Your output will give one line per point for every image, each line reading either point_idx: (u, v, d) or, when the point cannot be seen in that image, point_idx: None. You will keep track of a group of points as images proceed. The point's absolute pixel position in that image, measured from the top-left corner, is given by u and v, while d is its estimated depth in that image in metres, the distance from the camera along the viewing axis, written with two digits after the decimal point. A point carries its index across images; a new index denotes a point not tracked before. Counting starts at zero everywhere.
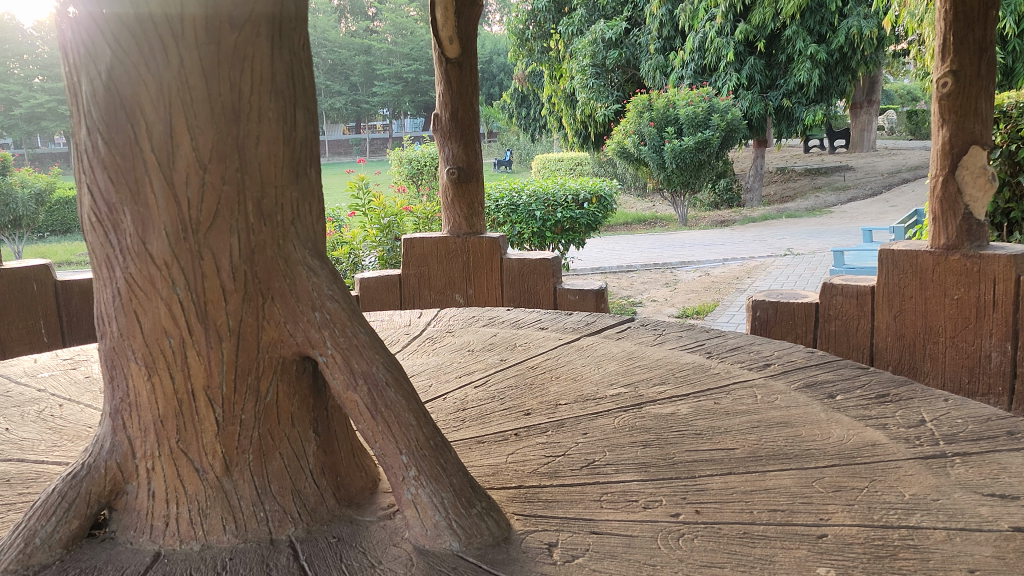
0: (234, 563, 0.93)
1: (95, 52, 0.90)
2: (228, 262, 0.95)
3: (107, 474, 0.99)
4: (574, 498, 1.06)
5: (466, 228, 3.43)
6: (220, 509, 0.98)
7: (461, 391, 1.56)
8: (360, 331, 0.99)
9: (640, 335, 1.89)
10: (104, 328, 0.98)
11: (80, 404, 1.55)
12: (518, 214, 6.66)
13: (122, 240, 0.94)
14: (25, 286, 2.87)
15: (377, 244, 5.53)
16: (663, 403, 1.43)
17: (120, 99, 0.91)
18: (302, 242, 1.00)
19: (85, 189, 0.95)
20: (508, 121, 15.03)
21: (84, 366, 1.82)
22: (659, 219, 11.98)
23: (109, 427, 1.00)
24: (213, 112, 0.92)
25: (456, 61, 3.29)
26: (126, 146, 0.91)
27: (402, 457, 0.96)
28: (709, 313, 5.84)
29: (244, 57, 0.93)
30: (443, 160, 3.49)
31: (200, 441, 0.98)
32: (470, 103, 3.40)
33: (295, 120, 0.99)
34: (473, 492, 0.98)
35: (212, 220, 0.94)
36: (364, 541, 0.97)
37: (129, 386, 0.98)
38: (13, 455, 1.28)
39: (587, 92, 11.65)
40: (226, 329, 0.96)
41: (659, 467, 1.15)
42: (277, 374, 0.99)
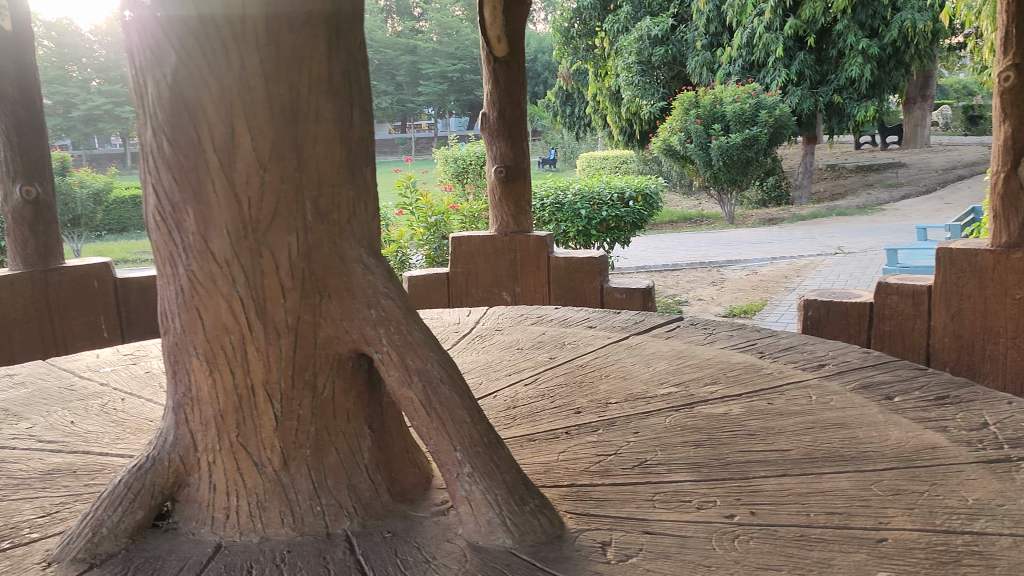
0: (292, 556, 0.95)
1: (160, 54, 0.93)
2: (286, 260, 0.97)
3: (170, 466, 1.02)
4: (627, 497, 1.06)
5: (514, 226, 3.43)
6: (278, 502, 1.00)
7: (511, 389, 1.57)
8: (415, 328, 1.00)
9: (691, 334, 1.87)
10: (167, 324, 1.01)
11: (141, 398, 1.59)
12: (564, 213, 6.66)
13: (185, 239, 0.97)
14: (87, 283, 2.95)
15: (424, 243, 5.56)
16: (715, 403, 1.42)
17: (184, 101, 0.93)
18: (358, 240, 1.01)
19: (150, 188, 0.98)
20: (553, 119, 14.99)
21: (144, 362, 1.87)
22: (705, 217, 11.88)
23: (171, 421, 1.03)
24: (273, 113, 0.94)
25: (504, 60, 3.30)
26: (190, 147, 0.94)
27: (457, 453, 0.97)
28: (757, 312, 5.77)
29: (302, 58, 0.95)
30: (490, 158, 3.50)
31: (258, 436, 1.00)
32: (517, 102, 3.40)
33: (351, 119, 1.00)
34: (527, 490, 0.98)
35: (271, 219, 0.96)
36: (419, 536, 0.98)
37: (191, 382, 1.00)
38: (78, 447, 1.33)
39: (632, 90, 11.53)
40: (284, 327, 0.98)
41: (713, 468, 1.14)
42: (334, 370, 1.01)
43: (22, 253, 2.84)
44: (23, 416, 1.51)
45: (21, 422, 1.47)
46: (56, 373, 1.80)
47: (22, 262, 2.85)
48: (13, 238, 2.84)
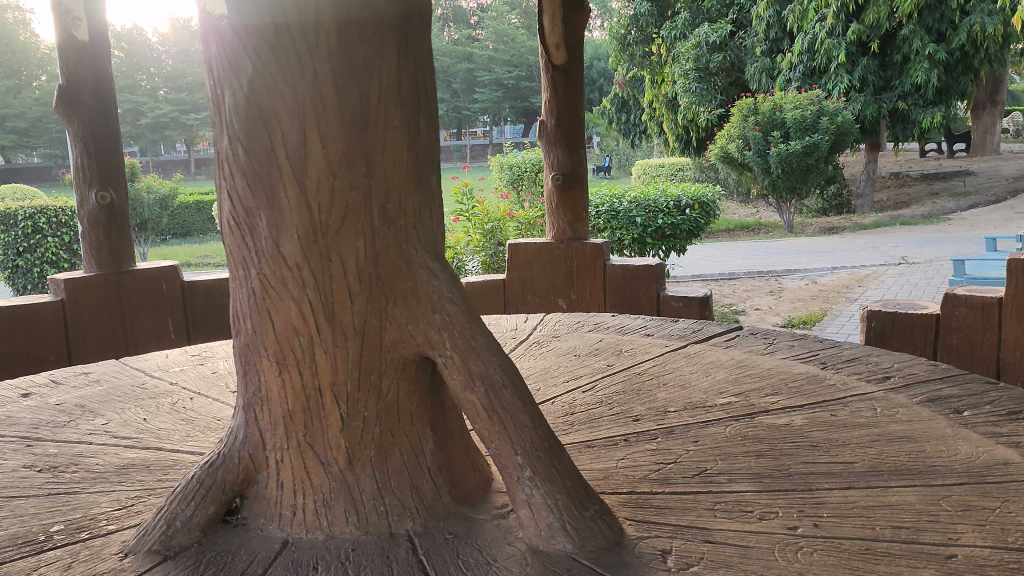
0: (357, 554, 0.97)
1: (238, 64, 0.96)
2: (354, 264, 0.99)
3: (239, 464, 1.05)
4: (687, 506, 1.05)
5: (570, 233, 3.44)
6: (343, 501, 1.02)
7: (569, 395, 1.58)
8: (478, 332, 1.01)
9: (750, 344, 1.85)
10: (239, 325, 1.04)
11: (209, 398, 1.64)
12: (619, 221, 6.63)
13: (258, 243, 1.00)
14: (156, 286, 3.05)
15: (480, 249, 5.60)
16: (777, 413, 1.40)
17: (260, 109, 0.96)
18: (423, 246, 1.03)
19: (225, 194, 1.01)
20: (608, 126, 14.90)
21: (211, 362, 1.93)
22: (763, 225, 11.73)
23: (241, 420, 1.06)
24: (343, 121, 0.97)
25: (563, 68, 3.31)
26: (264, 154, 0.97)
27: (518, 457, 0.98)
28: (817, 323, 5.65)
29: (373, 68, 0.98)
30: (548, 165, 3.51)
31: (324, 436, 1.02)
32: (576, 109, 3.41)
33: (418, 127, 1.02)
34: (587, 495, 0.98)
35: (340, 224, 0.98)
36: (479, 538, 0.99)
37: (260, 381, 1.03)
38: (150, 443, 1.38)
39: (689, 97, 11.42)
40: (351, 330, 1.00)
41: (775, 478, 1.13)
42: (398, 373, 1.03)
43: (97, 256, 2.97)
44: (99, 412, 1.58)
45: (97, 418, 1.53)
46: (129, 371, 1.88)
47: (96, 264, 2.98)
48: (89, 242, 2.98)
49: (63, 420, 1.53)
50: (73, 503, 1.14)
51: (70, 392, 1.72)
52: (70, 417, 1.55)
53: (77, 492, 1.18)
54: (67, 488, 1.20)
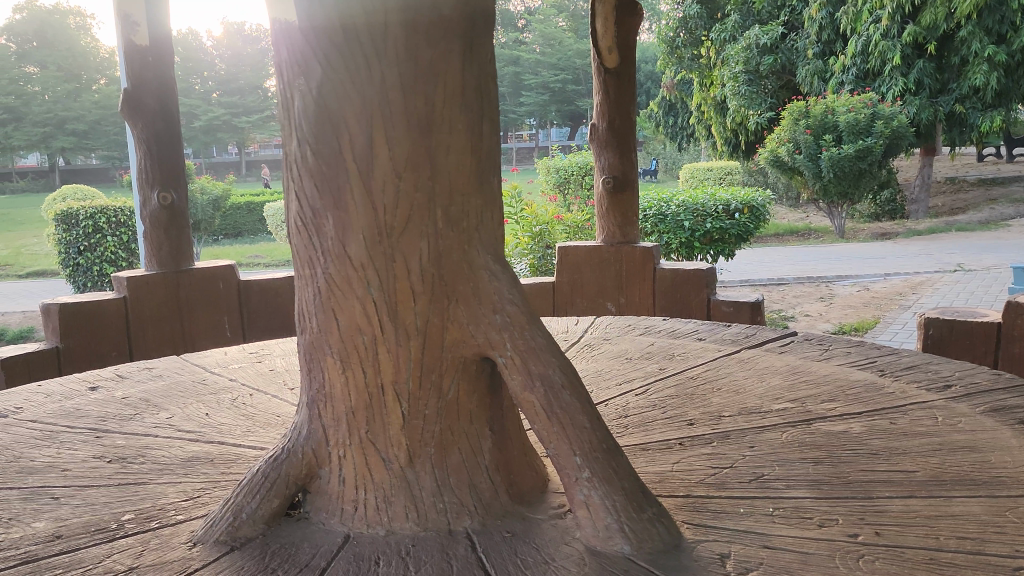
0: (417, 549, 0.98)
1: (308, 68, 0.99)
2: (417, 265, 1.01)
3: (303, 459, 1.08)
4: (745, 511, 1.05)
5: (620, 237, 3.45)
6: (403, 498, 1.04)
7: (622, 398, 1.58)
8: (538, 334, 1.02)
9: (805, 349, 1.83)
10: (305, 324, 1.07)
11: (268, 394, 1.68)
12: (666, 225, 6.60)
13: (324, 242, 1.02)
14: (213, 284, 3.12)
15: (529, 252, 5.61)
16: (835, 420, 1.39)
17: (328, 112, 0.99)
18: (485, 248, 1.05)
19: (293, 196, 1.04)
20: (655, 129, 14.76)
21: (268, 360, 1.97)
22: (813, 231, 11.57)
23: (305, 416, 1.09)
24: (409, 124, 0.99)
25: (615, 72, 3.31)
26: (332, 157, 1.00)
27: (576, 458, 0.99)
28: (869, 330, 5.55)
29: (437, 73, 0.99)
30: (599, 169, 3.51)
31: (386, 433, 1.05)
32: (627, 112, 3.40)
33: (481, 131, 1.04)
34: (645, 498, 0.98)
35: (405, 225, 1.00)
36: (537, 537, 1.00)
37: (325, 379, 1.06)
38: (214, 437, 1.41)
39: (738, 100, 11.24)
40: (414, 329, 1.02)
41: (834, 486, 1.12)
42: (459, 373, 1.04)
43: (157, 255, 3.05)
44: (164, 407, 1.62)
45: (162, 412, 1.58)
46: (190, 367, 1.93)
47: (155, 263, 3.05)
48: (150, 242, 3.06)
49: (129, 413, 1.58)
50: (141, 493, 1.18)
51: (135, 386, 1.78)
52: (137, 411, 1.60)
53: (145, 483, 1.22)
54: (136, 478, 1.24)
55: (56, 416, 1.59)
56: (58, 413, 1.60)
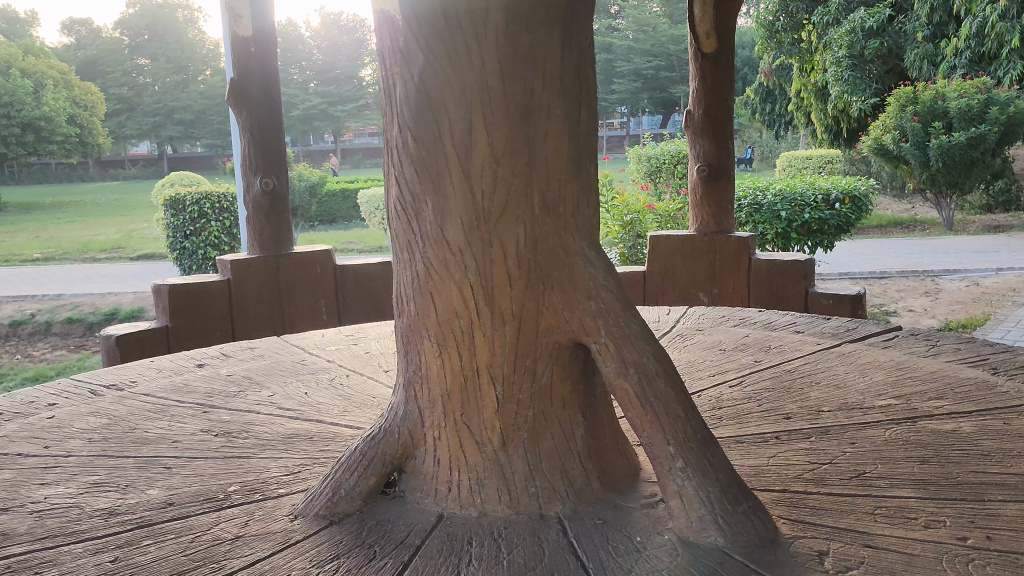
0: (509, 532, 0.99)
1: (410, 56, 1.01)
2: (514, 250, 1.02)
3: (399, 439, 1.10)
4: (845, 508, 1.02)
5: (715, 227, 3.37)
6: (496, 481, 1.05)
7: (716, 390, 1.55)
8: (633, 321, 1.02)
9: (911, 345, 1.76)
10: (403, 307, 1.09)
11: (364, 376, 1.73)
12: (762, 215, 6.43)
13: (423, 227, 1.04)
14: (311, 269, 3.22)
15: (619, 241, 5.56)
16: (942, 419, 1.33)
17: (428, 98, 1.00)
18: (581, 234, 1.05)
19: (393, 181, 1.06)
20: (751, 117, 14.30)
21: (363, 343, 2.02)
22: (919, 222, 11.10)
23: (402, 397, 1.11)
24: (507, 110, 0.99)
25: (713, 56, 3.24)
26: (432, 142, 1.01)
27: (670, 447, 0.98)
28: (979, 328, 5.27)
29: (537, 59, 1.00)
30: (693, 157, 3.44)
31: (481, 416, 1.06)
32: (724, 99, 3.33)
33: (579, 117, 1.04)
34: (740, 491, 0.96)
35: (502, 211, 1.01)
36: (629, 526, 0.99)
37: (421, 361, 1.08)
38: (313, 416, 1.46)
39: (841, 86, 10.52)
40: (510, 314, 1.03)
41: (941, 486, 1.07)
42: (553, 358, 1.05)
43: (259, 241, 3.15)
44: (264, 385, 1.69)
45: (264, 390, 1.64)
46: (290, 347, 1.99)
47: (257, 248, 3.16)
48: (253, 227, 3.17)
49: (233, 390, 1.65)
50: (246, 467, 1.23)
51: (239, 364, 1.85)
52: (240, 388, 1.67)
53: (249, 457, 1.27)
54: (240, 452, 1.29)
55: (167, 390, 1.67)
56: (168, 387, 1.69)
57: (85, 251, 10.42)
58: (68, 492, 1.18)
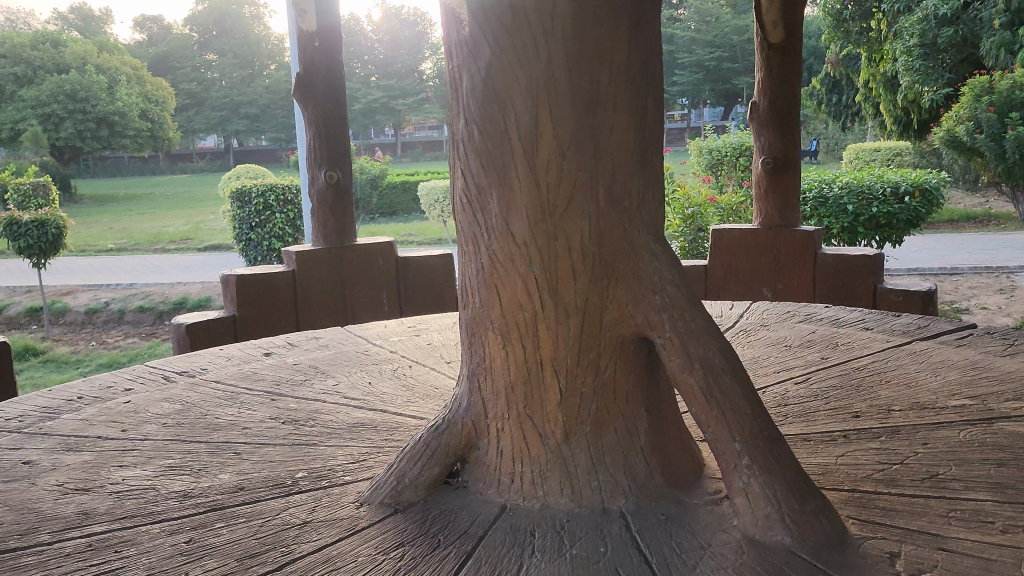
0: (571, 525, 0.99)
1: (476, 50, 1.01)
2: (578, 244, 1.02)
3: (462, 429, 1.11)
4: (917, 510, 0.99)
5: (779, 220, 3.31)
6: (559, 474, 1.05)
7: (781, 387, 1.53)
8: (698, 316, 1.00)
9: (987, 344, 1.70)
10: (468, 300, 1.10)
11: (426, 367, 1.75)
12: (828, 208, 6.26)
13: (489, 221, 1.05)
14: (374, 261, 3.26)
15: (679, 235, 5.48)
16: (1021, 421, 1.28)
17: (495, 92, 1.01)
18: (646, 228, 1.04)
19: (459, 173, 1.07)
20: (816, 108, 13.95)
21: (425, 335, 2.05)
22: (993, 217, 10.71)
23: (465, 389, 1.12)
24: (573, 104, 0.99)
25: (780, 47, 3.18)
26: (498, 136, 1.02)
27: (736, 444, 0.96)
28: None
29: (604, 51, 0.99)
30: (758, 150, 3.38)
31: (544, 409, 1.06)
32: (792, 89, 3.26)
33: (646, 109, 1.03)
34: (808, 490, 0.95)
35: (567, 204, 1.01)
36: (693, 522, 0.98)
37: (485, 353, 1.08)
38: (376, 406, 1.48)
39: (911, 76, 9.85)
40: (574, 307, 1.03)
41: (1020, 491, 1.03)
42: (617, 352, 1.04)
43: (323, 232, 3.21)
44: (330, 374, 1.72)
45: (329, 379, 1.68)
46: (353, 338, 2.03)
47: (322, 239, 3.22)
48: (317, 219, 3.23)
49: (299, 378, 1.69)
50: (314, 454, 1.26)
51: (305, 353, 1.89)
52: (306, 377, 1.71)
53: (316, 445, 1.30)
54: (308, 440, 1.32)
55: (236, 377, 1.72)
56: (237, 375, 1.74)
57: (156, 242, 10.75)
58: (144, 474, 1.22)
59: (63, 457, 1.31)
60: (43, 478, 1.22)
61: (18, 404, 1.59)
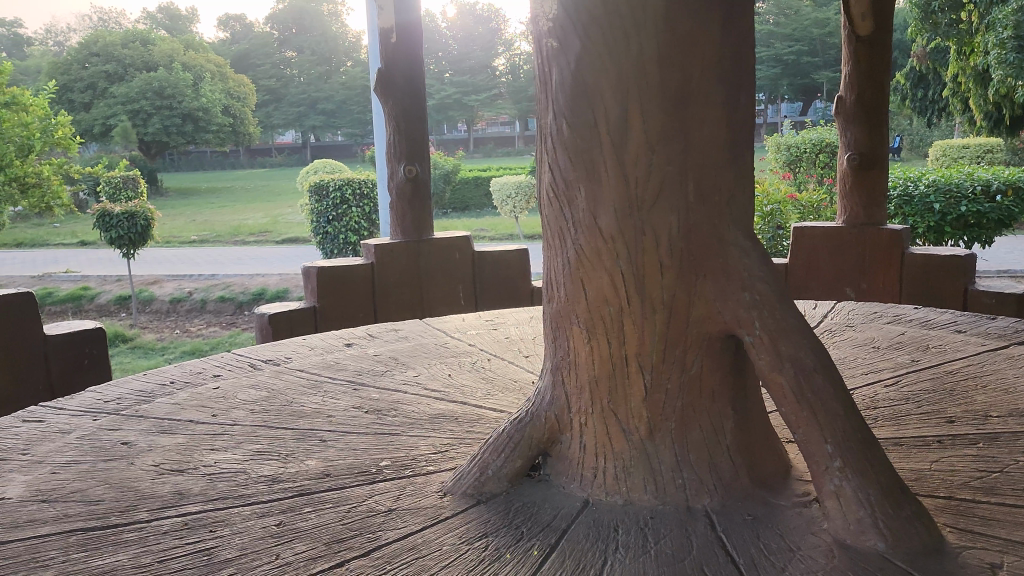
0: (655, 522, 0.98)
1: (566, 44, 1.01)
2: (666, 238, 1.01)
3: (546, 423, 1.11)
4: (1020, 521, 0.95)
5: (865, 218, 3.21)
6: (642, 470, 1.04)
7: (869, 389, 1.48)
8: (789, 315, 0.98)
9: None
10: (552, 293, 1.10)
11: (504, 360, 1.76)
12: (913, 207, 6.01)
13: (575, 215, 1.04)
14: (451, 255, 3.30)
15: (757, 232, 5.37)
16: None
17: (584, 87, 1.01)
18: (736, 223, 1.02)
19: (546, 168, 1.07)
20: (901, 103, 13.49)
21: (502, 329, 2.06)
22: None
23: (549, 382, 1.13)
24: (663, 97, 0.98)
25: (868, 40, 3.10)
26: (587, 130, 1.01)
27: (828, 446, 0.94)
28: None
29: (695, 43, 0.98)
30: (843, 145, 3.29)
31: (628, 404, 1.06)
32: (880, 83, 3.16)
33: (739, 102, 1.01)
34: (903, 495, 0.92)
35: (656, 198, 1.00)
36: (781, 524, 0.96)
37: (569, 347, 1.09)
38: (457, 397, 1.50)
39: (1003, 71, 8.16)
40: (660, 303, 1.02)
41: None
42: (704, 349, 1.03)
43: (402, 226, 3.26)
44: (410, 365, 1.75)
45: (410, 370, 1.70)
46: (432, 330, 2.05)
47: (400, 234, 3.28)
48: (396, 212, 3.28)
49: (381, 369, 1.72)
50: (396, 444, 1.28)
51: (385, 344, 1.92)
52: (387, 367, 1.74)
53: (399, 434, 1.32)
54: (390, 429, 1.34)
55: (320, 367, 1.76)
56: (321, 364, 1.78)
57: (236, 235, 11.05)
58: (235, 458, 1.26)
59: (158, 439, 1.36)
60: (142, 459, 1.28)
61: (115, 386, 1.67)
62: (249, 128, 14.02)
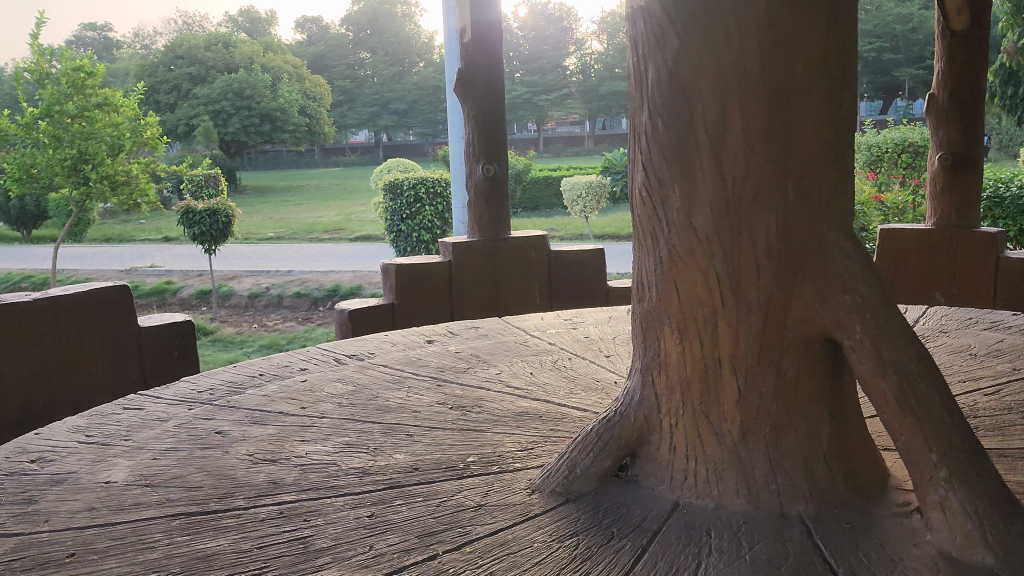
0: (749, 528, 0.96)
1: (664, 41, 1.00)
2: (764, 239, 0.99)
3: (635, 422, 1.11)
4: None
5: (957, 219, 3.09)
6: (734, 473, 1.03)
7: (969, 398, 1.42)
8: (892, 317, 0.95)
9: None
10: (644, 292, 1.09)
11: (585, 359, 1.76)
12: (1004, 209, 5.81)
13: (669, 214, 1.03)
14: (526, 254, 3.31)
15: None
16: None
17: (681, 84, 1.00)
18: (836, 225, 0.99)
19: (639, 167, 1.06)
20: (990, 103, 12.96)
21: (581, 328, 2.06)
22: None
23: (639, 381, 1.12)
24: (765, 95, 0.97)
25: (964, 35, 3.00)
26: (684, 129, 1.00)
27: (932, 455, 0.91)
28: None
29: (798, 40, 0.96)
30: (934, 145, 3.18)
31: (720, 407, 1.04)
32: (975, 79, 3.05)
33: (841, 101, 0.99)
34: (1013, 508, 0.88)
35: (753, 198, 0.98)
36: (882, 534, 0.93)
37: (660, 347, 1.08)
38: (539, 396, 1.50)
39: None
40: (756, 305, 1.00)
41: None
42: (801, 352, 1.01)
43: (479, 224, 3.29)
44: (491, 363, 1.76)
45: (490, 368, 1.71)
46: (511, 329, 2.06)
47: (477, 231, 3.30)
48: (473, 211, 3.32)
49: (462, 366, 1.74)
50: (483, 440, 1.29)
51: (465, 342, 1.94)
52: (469, 364, 1.75)
53: (484, 430, 1.33)
54: (476, 426, 1.35)
55: (402, 362, 1.79)
56: (402, 360, 1.81)
57: (311, 232, 11.33)
58: (326, 450, 1.29)
59: (250, 429, 1.40)
60: (236, 448, 1.32)
61: (207, 377, 1.72)
62: (328, 128, 14.42)
